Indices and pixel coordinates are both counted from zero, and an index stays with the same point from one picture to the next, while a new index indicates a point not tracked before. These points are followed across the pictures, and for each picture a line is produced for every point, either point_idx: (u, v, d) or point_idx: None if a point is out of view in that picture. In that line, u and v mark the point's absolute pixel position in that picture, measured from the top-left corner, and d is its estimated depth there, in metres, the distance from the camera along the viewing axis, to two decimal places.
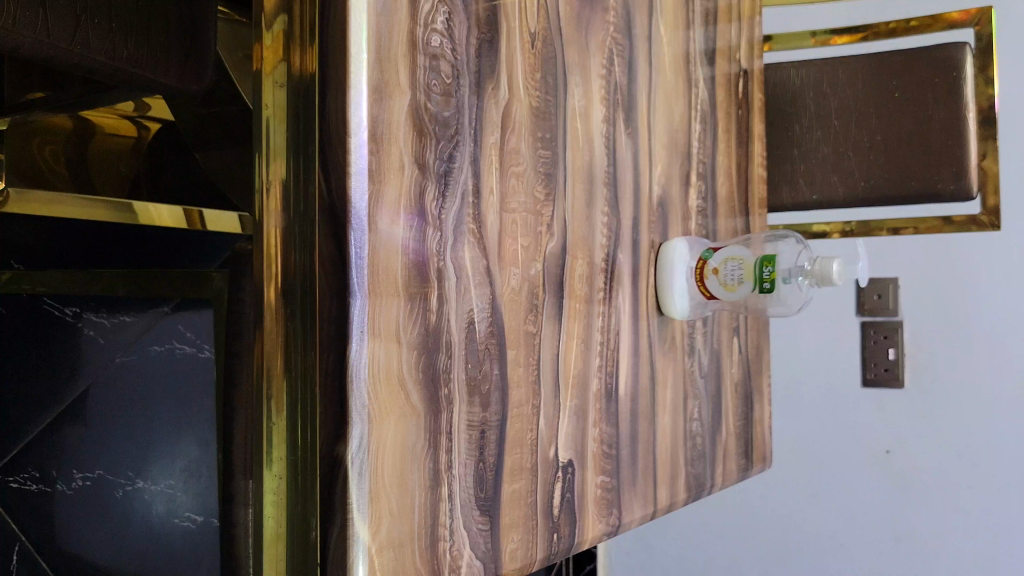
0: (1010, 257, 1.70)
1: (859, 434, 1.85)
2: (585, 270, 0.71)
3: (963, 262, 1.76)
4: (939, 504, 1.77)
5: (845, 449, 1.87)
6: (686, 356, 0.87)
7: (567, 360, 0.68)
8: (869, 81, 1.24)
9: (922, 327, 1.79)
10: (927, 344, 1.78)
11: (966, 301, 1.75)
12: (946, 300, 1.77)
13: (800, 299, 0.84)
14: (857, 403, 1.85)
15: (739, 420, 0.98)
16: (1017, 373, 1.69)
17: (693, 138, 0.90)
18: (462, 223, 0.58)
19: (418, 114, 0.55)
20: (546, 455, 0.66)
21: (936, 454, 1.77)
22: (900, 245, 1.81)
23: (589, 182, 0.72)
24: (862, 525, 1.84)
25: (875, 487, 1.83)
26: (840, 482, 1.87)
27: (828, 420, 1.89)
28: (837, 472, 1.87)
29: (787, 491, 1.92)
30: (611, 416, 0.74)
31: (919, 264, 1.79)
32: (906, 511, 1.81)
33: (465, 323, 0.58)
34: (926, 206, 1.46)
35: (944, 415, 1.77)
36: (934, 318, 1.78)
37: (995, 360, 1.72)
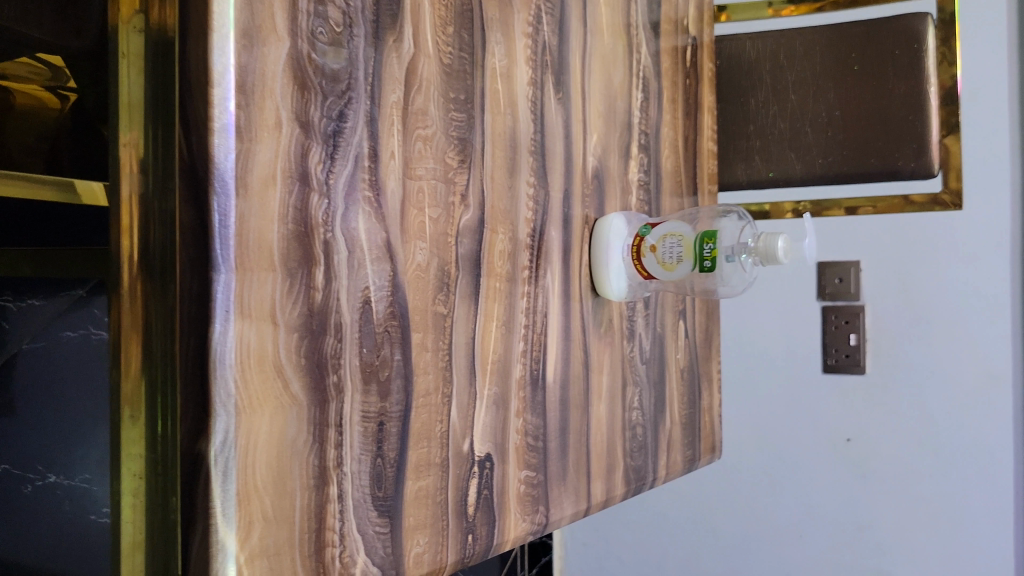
0: (965, 236, 1.65)
1: (816, 418, 1.81)
2: (507, 245, 0.65)
3: (920, 243, 1.70)
4: (899, 491, 1.73)
5: (806, 436, 1.82)
6: (625, 341, 0.81)
7: (484, 343, 0.62)
8: (828, 53, 1.19)
9: (885, 314, 1.73)
10: (887, 329, 1.73)
11: (923, 283, 1.69)
12: (908, 284, 1.71)
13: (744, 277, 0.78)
14: (818, 388, 1.80)
15: (686, 409, 0.92)
16: (978, 358, 1.64)
17: (633, 106, 0.84)
18: (356, 189, 0.52)
19: (299, 65, 0.48)
20: (457, 450, 0.59)
21: (897, 441, 1.73)
22: (862, 228, 1.75)
23: (511, 150, 0.66)
24: (822, 515, 1.80)
25: (836, 475, 1.79)
26: (800, 470, 1.83)
27: (788, 408, 1.84)
28: (797, 458, 1.83)
29: (745, 479, 1.88)
30: (537, 405, 0.68)
31: (880, 246, 1.74)
32: (865, 498, 1.76)
33: (360, 303, 0.52)
34: (887, 184, 1.41)
35: (904, 401, 1.72)
36: (891, 301, 1.73)
37: (952, 343, 1.67)
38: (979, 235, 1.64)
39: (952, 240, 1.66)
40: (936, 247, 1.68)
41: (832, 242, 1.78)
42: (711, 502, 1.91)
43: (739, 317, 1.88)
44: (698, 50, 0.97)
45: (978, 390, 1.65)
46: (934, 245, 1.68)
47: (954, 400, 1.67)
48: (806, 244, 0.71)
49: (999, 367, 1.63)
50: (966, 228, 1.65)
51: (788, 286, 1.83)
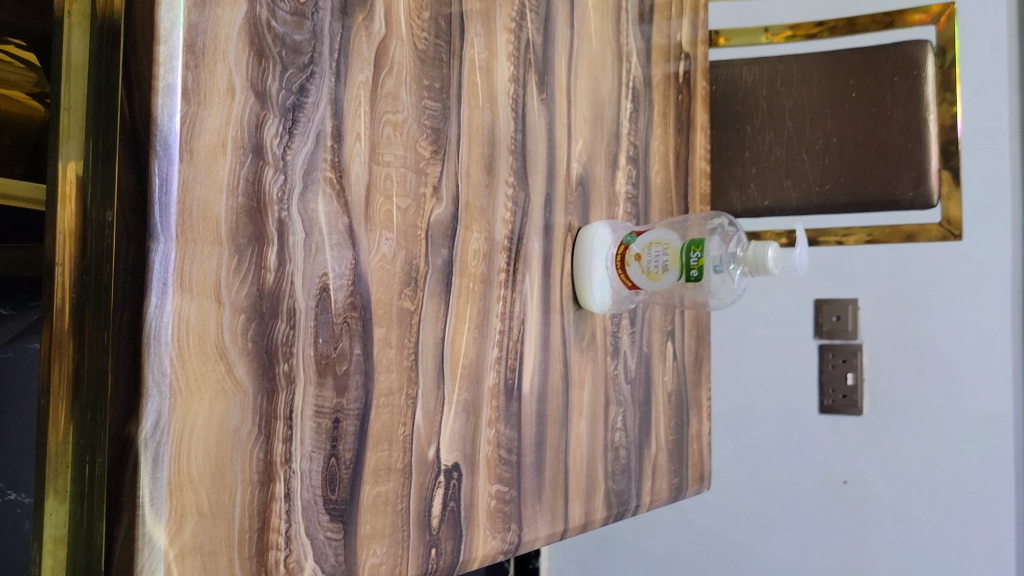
0: (968, 269, 1.58)
1: (808, 460, 1.71)
2: (482, 246, 0.62)
3: (921, 275, 1.62)
4: (894, 538, 1.63)
5: (799, 479, 1.72)
6: (609, 357, 0.77)
7: (454, 346, 0.59)
8: (826, 80, 1.17)
9: (882, 353, 1.65)
10: (885, 366, 1.65)
11: (923, 318, 1.62)
12: (908, 324, 1.63)
13: (733, 289, 0.75)
14: (812, 428, 1.71)
15: (673, 434, 0.89)
16: (980, 397, 1.56)
17: (622, 116, 0.81)
18: (317, 167, 0.49)
19: (257, 31, 0.45)
20: (420, 457, 0.56)
21: (894, 484, 1.63)
22: (861, 265, 1.68)
23: (489, 146, 0.63)
24: (815, 564, 1.70)
25: (829, 520, 1.69)
26: (793, 516, 1.72)
27: (782, 449, 1.73)
28: (792, 501, 1.72)
29: (738, 523, 1.77)
30: (512, 416, 0.64)
31: (880, 279, 1.66)
32: (860, 542, 1.66)
33: (317, 289, 0.49)
34: (884, 214, 1.38)
35: (901, 442, 1.63)
36: (890, 336, 1.65)
37: (952, 381, 1.59)
38: (982, 268, 1.57)
39: (953, 277, 1.59)
40: (936, 285, 1.61)
41: (830, 276, 1.71)
42: (699, 547, 1.80)
43: (734, 351, 1.79)
44: (691, 66, 0.95)
45: (978, 436, 1.57)
46: (937, 283, 1.61)
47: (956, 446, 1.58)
48: (797, 255, 0.68)
49: (1001, 411, 1.55)
50: (967, 265, 1.58)
51: (785, 320, 1.75)
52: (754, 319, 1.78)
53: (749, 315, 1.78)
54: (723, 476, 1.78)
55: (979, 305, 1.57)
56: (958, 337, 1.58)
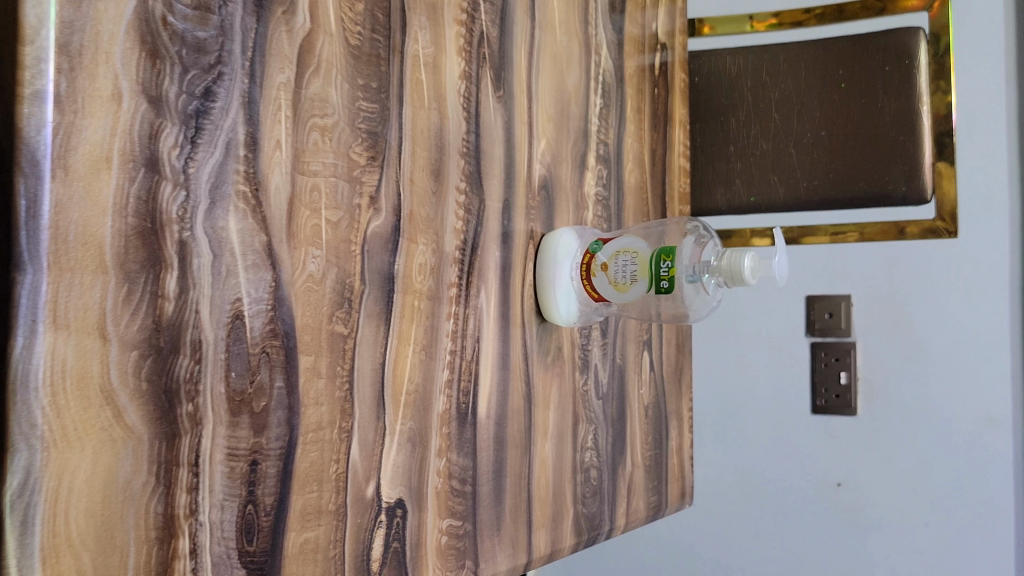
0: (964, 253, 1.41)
1: (800, 466, 1.54)
2: (430, 259, 0.57)
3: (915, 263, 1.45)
4: (892, 547, 1.47)
5: (790, 486, 1.55)
6: (577, 373, 0.72)
7: (397, 371, 0.54)
8: (813, 70, 1.11)
9: (876, 353, 1.48)
10: (879, 363, 1.48)
11: (918, 309, 1.45)
12: (905, 321, 1.46)
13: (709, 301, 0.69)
14: (804, 430, 1.54)
15: (651, 450, 0.83)
16: (979, 391, 1.40)
17: (591, 113, 0.76)
18: (226, 181, 0.43)
19: (150, 28, 0.40)
20: (356, 497, 0.50)
21: (889, 489, 1.47)
22: (855, 257, 1.50)
23: (437, 149, 0.58)
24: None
25: (823, 531, 1.52)
26: (785, 526, 1.55)
27: (771, 454, 1.57)
28: (786, 510, 1.55)
29: (727, 536, 1.60)
30: (465, 444, 0.59)
31: (873, 271, 1.49)
32: (859, 552, 1.49)
33: (229, 319, 0.43)
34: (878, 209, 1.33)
35: (895, 444, 1.47)
36: (886, 329, 1.48)
37: (950, 376, 1.42)
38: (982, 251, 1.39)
39: (954, 265, 1.42)
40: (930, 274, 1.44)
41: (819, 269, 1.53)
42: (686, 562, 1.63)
43: (719, 348, 1.62)
44: (667, 57, 0.89)
45: (976, 434, 1.41)
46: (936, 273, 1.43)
47: (954, 451, 1.42)
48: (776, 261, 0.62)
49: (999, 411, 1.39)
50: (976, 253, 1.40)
51: (774, 315, 1.57)
52: (740, 314, 1.60)
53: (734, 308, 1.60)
54: (711, 483, 1.62)
55: (982, 295, 1.40)
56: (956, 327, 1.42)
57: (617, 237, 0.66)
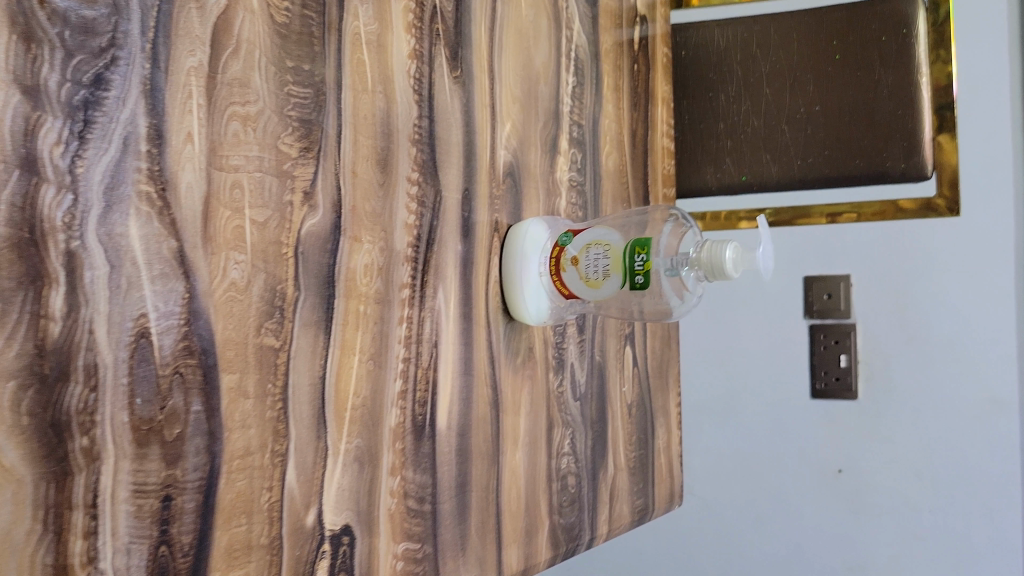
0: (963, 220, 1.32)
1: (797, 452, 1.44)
2: (378, 259, 0.51)
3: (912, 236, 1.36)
4: (894, 533, 1.37)
5: (787, 473, 1.44)
6: (551, 374, 0.67)
7: (341, 385, 0.48)
8: (806, 41, 1.05)
9: (877, 331, 1.38)
10: (878, 338, 1.38)
11: (918, 281, 1.35)
12: (908, 298, 1.36)
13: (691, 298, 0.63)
14: (802, 415, 1.43)
15: (635, 450, 0.78)
16: (981, 364, 1.31)
17: (563, 91, 0.70)
18: (125, 180, 0.38)
19: (22, 5, 0.35)
20: (294, 527, 0.45)
21: (890, 471, 1.37)
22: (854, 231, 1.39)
23: (383, 137, 0.52)
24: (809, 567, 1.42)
25: (823, 517, 1.41)
26: (782, 516, 1.45)
27: (765, 442, 1.46)
28: (785, 498, 1.44)
29: (719, 530, 1.49)
30: (424, 458, 0.54)
31: (872, 248, 1.39)
32: (861, 540, 1.39)
33: (132, 338, 0.38)
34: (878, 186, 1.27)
35: (895, 425, 1.37)
36: (885, 304, 1.38)
37: (952, 350, 1.33)
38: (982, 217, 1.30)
39: (958, 233, 1.32)
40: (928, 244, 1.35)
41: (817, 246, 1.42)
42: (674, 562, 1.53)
43: (710, 329, 1.51)
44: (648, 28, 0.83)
45: (979, 410, 1.31)
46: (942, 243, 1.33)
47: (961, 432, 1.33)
48: (760, 252, 0.57)
49: (1002, 386, 1.29)
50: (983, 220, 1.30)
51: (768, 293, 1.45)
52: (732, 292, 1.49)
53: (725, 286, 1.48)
54: (702, 474, 1.51)
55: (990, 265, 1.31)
56: (957, 297, 1.32)
57: (589, 230, 0.60)
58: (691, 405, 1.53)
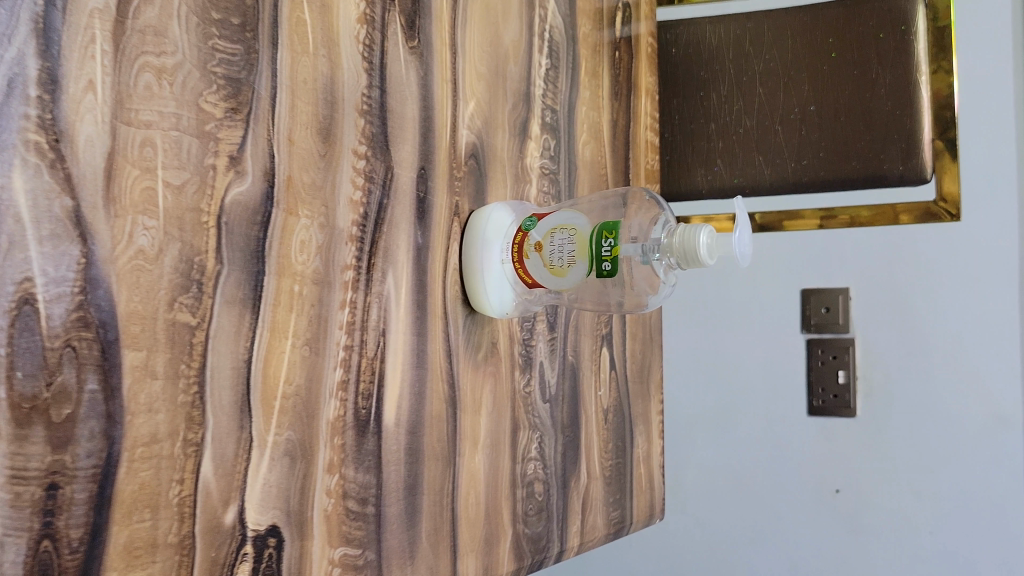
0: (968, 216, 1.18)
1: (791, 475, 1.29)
2: (317, 236, 0.47)
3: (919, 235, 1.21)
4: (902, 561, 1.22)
5: (784, 499, 1.29)
6: (518, 372, 0.62)
7: (269, 371, 0.44)
8: (800, 39, 1.01)
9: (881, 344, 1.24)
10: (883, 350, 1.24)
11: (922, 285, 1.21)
12: (905, 306, 1.23)
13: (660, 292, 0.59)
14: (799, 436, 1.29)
15: (612, 458, 0.73)
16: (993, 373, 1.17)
17: (535, 73, 0.66)
18: (9, 126, 0.34)
19: None
20: (210, 526, 0.41)
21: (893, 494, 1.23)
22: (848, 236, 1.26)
23: (325, 103, 0.48)
24: None
25: (824, 545, 1.26)
26: (781, 547, 1.29)
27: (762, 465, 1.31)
28: (778, 525, 1.29)
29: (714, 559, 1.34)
30: (367, 456, 0.50)
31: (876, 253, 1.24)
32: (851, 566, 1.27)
33: (14, 304, 0.34)
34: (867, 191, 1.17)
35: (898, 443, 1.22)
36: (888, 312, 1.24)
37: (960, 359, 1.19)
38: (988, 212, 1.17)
39: (958, 235, 1.19)
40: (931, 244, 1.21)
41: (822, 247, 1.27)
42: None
43: (703, 340, 1.36)
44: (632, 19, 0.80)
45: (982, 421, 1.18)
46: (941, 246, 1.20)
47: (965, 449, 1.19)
48: (734, 239, 0.53)
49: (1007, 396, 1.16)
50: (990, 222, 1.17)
51: (753, 301, 1.33)
52: (721, 299, 1.35)
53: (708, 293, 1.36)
54: (698, 497, 1.35)
55: (997, 265, 1.17)
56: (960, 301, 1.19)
57: (555, 213, 0.56)
58: (685, 421, 1.37)
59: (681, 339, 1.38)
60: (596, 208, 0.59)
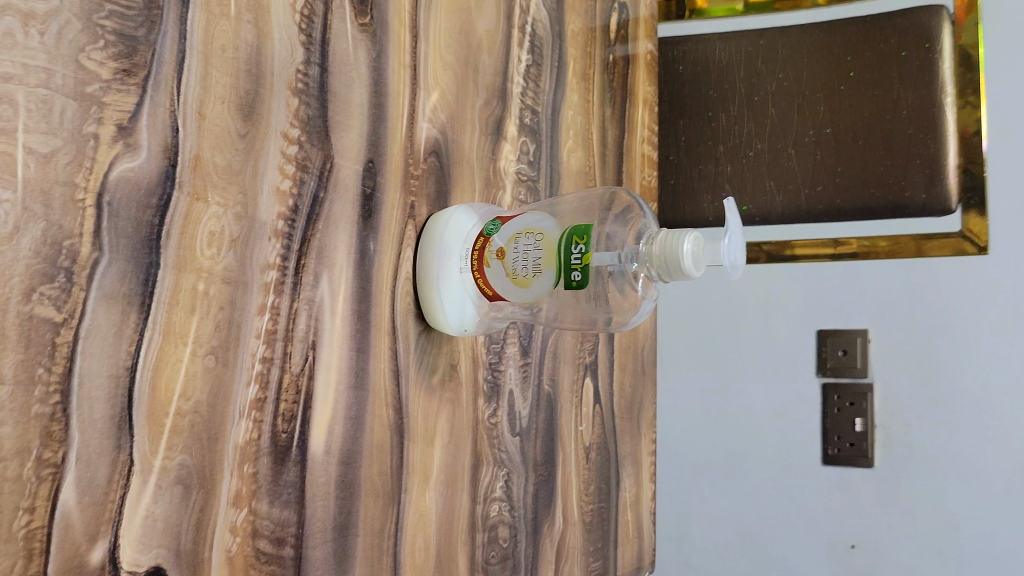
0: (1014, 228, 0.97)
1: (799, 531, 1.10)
2: (231, 228, 0.40)
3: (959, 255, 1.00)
4: None
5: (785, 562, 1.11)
6: (482, 400, 0.55)
7: (159, 383, 0.37)
8: (817, 57, 0.96)
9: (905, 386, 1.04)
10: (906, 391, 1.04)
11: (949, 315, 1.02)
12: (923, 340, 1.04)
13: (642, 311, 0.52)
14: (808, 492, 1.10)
15: (595, 502, 0.66)
16: None
17: (513, 68, 0.59)
18: None
19: None
20: (68, 567, 0.34)
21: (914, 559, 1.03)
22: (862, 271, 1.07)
23: (246, 73, 0.41)
24: None
25: None
26: None
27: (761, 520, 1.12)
28: None
29: None
30: (286, 488, 0.42)
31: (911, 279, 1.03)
32: None
33: None
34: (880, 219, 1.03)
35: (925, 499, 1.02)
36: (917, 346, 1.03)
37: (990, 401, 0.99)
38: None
39: None
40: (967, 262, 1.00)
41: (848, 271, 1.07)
42: None
43: (710, 376, 1.17)
44: (633, 32, 0.74)
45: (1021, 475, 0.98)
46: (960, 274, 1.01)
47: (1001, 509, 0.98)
48: (720, 247, 0.45)
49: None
50: None
51: (765, 335, 1.14)
52: (731, 331, 1.16)
53: (711, 325, 1.17)
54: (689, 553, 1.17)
55: None
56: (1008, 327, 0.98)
57: (521, 216, 0.49)
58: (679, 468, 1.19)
59: (682, 373, 1.19)
60: (573, 210, 0.51)
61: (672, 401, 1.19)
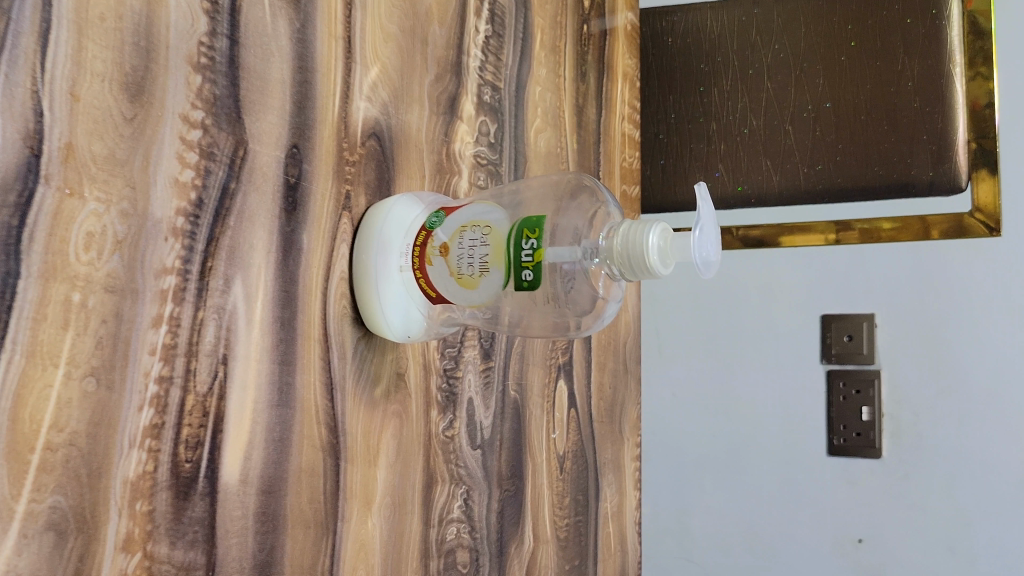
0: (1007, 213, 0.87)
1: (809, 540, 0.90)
2: (115, 227, 0.34)
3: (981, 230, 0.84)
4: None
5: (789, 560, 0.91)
6: (437, 411, 0.49)
7: (22, 413, 0.31)
8: (815, 26, 0.91)
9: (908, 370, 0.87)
10: (902, 373, 0.87)
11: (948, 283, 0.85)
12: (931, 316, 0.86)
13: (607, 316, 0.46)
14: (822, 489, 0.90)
15: (571, 516, 0.60)
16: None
17: (471, 40, 0.53)
18: None
19: None
20: None
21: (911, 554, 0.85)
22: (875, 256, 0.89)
23: (131, 44, 0.35)
24: None
25: None
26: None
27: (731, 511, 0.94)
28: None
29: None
30: (190, 526, 0.37)
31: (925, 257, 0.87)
32: None
33: None
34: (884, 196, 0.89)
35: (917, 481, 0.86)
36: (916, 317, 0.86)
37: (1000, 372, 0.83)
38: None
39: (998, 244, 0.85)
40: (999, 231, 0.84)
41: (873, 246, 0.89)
42: None
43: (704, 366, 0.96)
44: (611, 4, 0.68)
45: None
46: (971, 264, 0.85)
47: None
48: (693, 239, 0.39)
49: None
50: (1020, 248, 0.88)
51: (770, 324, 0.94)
52: (733, 318, 0.96)
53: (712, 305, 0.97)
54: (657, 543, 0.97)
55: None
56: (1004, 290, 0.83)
57: (468, 209, 0.43)
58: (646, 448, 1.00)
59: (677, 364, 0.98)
60: (530, 197, 0.45)
61: (665, 395, 0.98)
